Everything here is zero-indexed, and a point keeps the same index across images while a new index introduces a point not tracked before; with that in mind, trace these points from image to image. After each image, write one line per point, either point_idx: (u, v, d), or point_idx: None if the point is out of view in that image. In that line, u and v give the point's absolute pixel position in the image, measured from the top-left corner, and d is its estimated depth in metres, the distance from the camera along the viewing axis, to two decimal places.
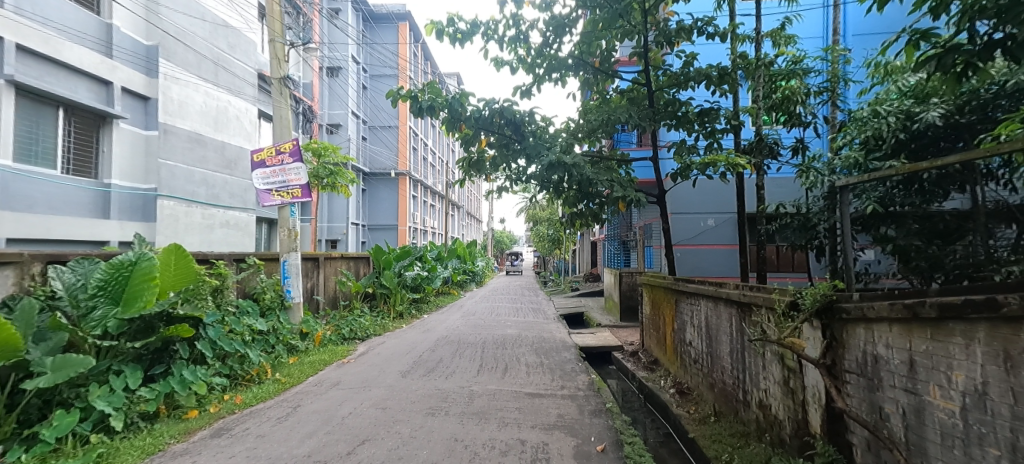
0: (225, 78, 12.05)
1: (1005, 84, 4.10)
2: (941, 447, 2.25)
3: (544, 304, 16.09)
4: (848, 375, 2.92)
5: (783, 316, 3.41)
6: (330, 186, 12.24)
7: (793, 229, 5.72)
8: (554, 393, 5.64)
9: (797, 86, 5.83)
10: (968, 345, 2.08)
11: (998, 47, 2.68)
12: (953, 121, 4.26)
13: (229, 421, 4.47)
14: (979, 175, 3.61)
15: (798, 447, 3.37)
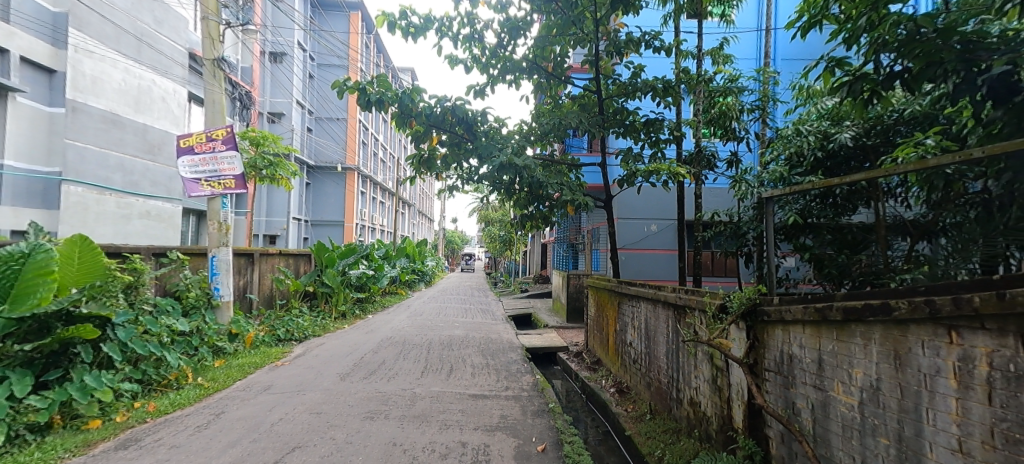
0: (150, 56, 11.04)
1: (903, 113, 4.57)
2: (844, 438, 2.45)
3: (493, 304, 16.09)
4: (767, 373, 3.13)
5: (713, 318, 3.61)
6: (270, 177, 11.54)
7: (727, 237, 6.12)
8: (498, 394, 5.62)
9: (733, 103, 6.13)
10: (866, 345, 2.28)
11: (897, 78, 2.97)
12: (862, 142, 4.72)
13: (139, 431, 4.08)
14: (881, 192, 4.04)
15: (722, 441, 3.58)
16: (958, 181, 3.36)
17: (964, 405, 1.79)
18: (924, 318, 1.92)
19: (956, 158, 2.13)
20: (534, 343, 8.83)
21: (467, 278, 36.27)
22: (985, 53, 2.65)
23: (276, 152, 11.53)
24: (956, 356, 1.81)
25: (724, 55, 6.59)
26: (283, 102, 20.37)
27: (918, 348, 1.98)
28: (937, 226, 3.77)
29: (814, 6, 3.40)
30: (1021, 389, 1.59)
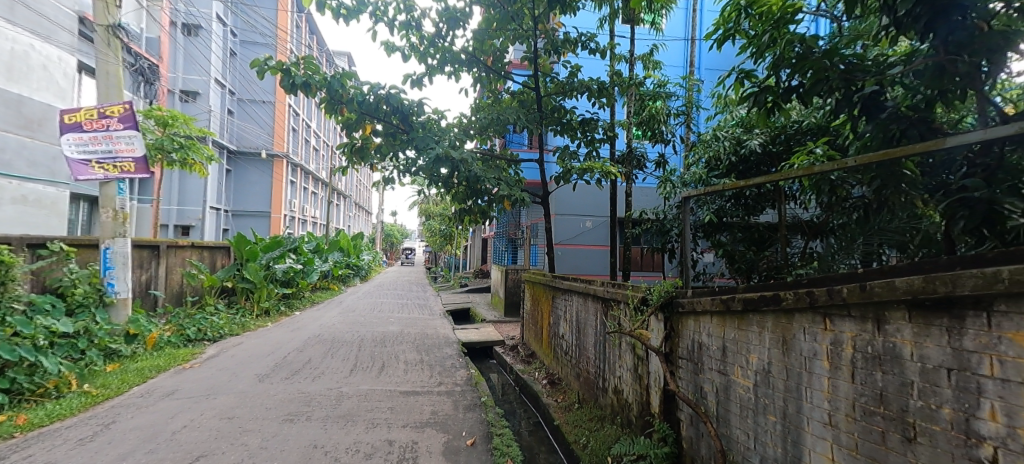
0: (27, 17, 9.59)
1: (802, 123, 5.04)
2: (741, 417, 2.68)
3: (431, 299, 15.79)
4: (680, 361, 3.34)
5: (636, 310, 3.78)
6: (181, 162, 10.39)
7: (654, 233, 6.44)
8: (430, 390, 5.52)
9: (661, 107, 6.48)
10: (761, 332, 2.50)
11: (793, 92, 3.28)
12: (769, 149, 5.16)
13: (3, 449, 3.55)
14: (783, 195, 4.45)
15: (640, 425, 3.78)
16: (842, 186, 3.78)
17: (833, 383, 2.02)
18: (805, 307, 2.14)
19: (837, 165, 2.38)
20: (470, 338, 8.76)
21: (403, 273, 35.30)
22: (860, 73, 2.99)
23: (186, 134, 10.41)
24: (829, 341, 2.04)
25: (654, 61, 6.87)
26: (197, 80, 18.44)
27: (801, 334, 2.21)
28: (828, 227, 4.21)
29: (728, 20, 3.66)
30: (875, 368, 1.82)
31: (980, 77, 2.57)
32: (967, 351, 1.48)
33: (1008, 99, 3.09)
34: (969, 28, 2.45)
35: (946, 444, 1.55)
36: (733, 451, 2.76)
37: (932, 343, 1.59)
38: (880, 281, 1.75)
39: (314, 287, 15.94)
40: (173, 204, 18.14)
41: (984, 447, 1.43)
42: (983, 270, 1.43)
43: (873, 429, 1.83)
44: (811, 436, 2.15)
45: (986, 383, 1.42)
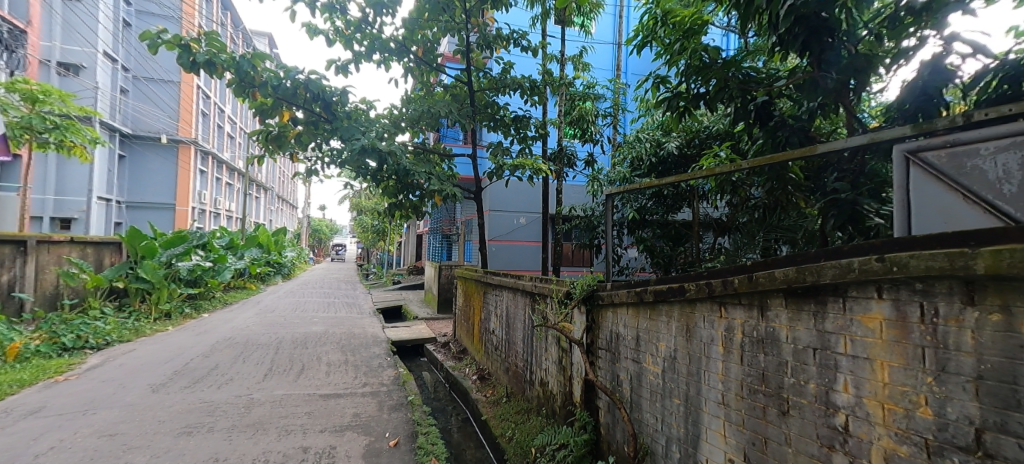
0: None
1: (712, 129, 5.39)
2: (650, 402, 2.83)
3: (361, 297, 15.00)
4: (600, 351, 3.45)
5: (560, 303, 3.87)
6: (57, 144, 8.91)
7: (582, 229, 6.62)
8: (353, 392, 5.24)
9: (590, 108, 6.73)
10: (669, 322, 2.66)
11: (699, 99, 3.53)
12: (685, 152, 5.47)
13: None
14: (695, 194, 4.75)
15: (563, 415, 3.88)
16: (742, 188, 4.11)
17: (726, 366, 2.19)
18: (704, 296, 2.31)
19: (737, 166, 2.57)
20: (399, 336, 8.43)
21: (329, 270, 33.31)
22: (754, 85, 3.27)
23: (62, 112, 8.93)
24: (723, 328, 2.21)
25: (584, 62, 7.00)
26: (80, 52, 15.62)
27: (701, 322, 2.38)
28: (734, 224, 4.56)
29: (647, 28, 3.85)
30: (759, 351, 2.00)
31: (847, 93, 2.92)
32: (828, 333, 1.66)
33: (871, 116, 3.54)
34: (838, 49, 2.79)
35: (810, 415, 1.74)
36: (644, 435, 2.90)
37: (803, 326, 1.77)
38: (763, 272, 1.93)
39: (227, 286, 14.46)
40: (49, 194, 15.54)
41: (839, 416, 1.62)
42: (842, 261, 1.61)
43: (757, 406, 2.00)
44: (707, 415, 2.32)
45: (841, 359, 1.61)
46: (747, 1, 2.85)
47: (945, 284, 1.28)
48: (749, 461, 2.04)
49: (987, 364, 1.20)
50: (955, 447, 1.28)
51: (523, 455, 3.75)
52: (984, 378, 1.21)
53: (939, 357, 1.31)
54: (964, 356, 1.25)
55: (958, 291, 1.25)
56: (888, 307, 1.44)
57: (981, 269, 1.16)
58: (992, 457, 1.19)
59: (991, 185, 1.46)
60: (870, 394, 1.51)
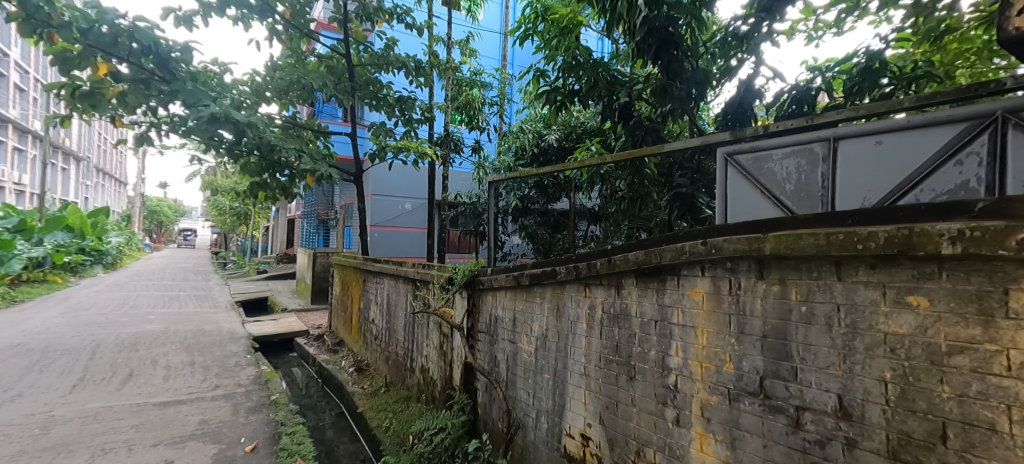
0: None
1: (587, 125, 5.77)
2: (524, 379, 2.99)
3: (217, 289, 13.22)
4: (479, 334, 3.53)
5: (442, 288, 3.89)
6: None
7: (467, 216, 6.60)
8: (200, 396, 4.64)
9: (476, 95, 6.65)
10: (542, 302, 2.82)
11: (574, 95, 3.79)
12: (564, 144, 5.77)
13: None
14: (573, 185, 5.04)
15: (443, 399, 3.91)
16: (610, 180, 4.49)
17: (588, 341, 2.42)
18: (573, 278, 2.51)
19: (603, 159, 2.82)
20: (262, 331, 7.61)
21: (173, 257, 28.62)
22: (619, 86, 3.63)
23: None
24: (587, 305, 2.43)
25: (470, 48, 6.89)
26: None
27: (570, 301, 2.57)
28: (604, 214, 4.94)
29: (529, 21, 3.97)
30: (614, 325, 2.24)
31: (691, 102, 3.34)
32: (666, 306, 1.93)
33: (710, 125, 4.09)
34: (680, 61, 3.18)
35: (651, 378, 2.01)
36: (517, 410, 3.04)
37: (648, 301, 2.03)
38: (620, 255, 2.17)
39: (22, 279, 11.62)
40: None
41: (671, 376, 1.90)
42: (677, 244, 1.88)
43: (611, 373, 2.25)
44: (572, 386, 2.54)
45: (674, 328, 1.88)
46: (611, 8, 3.13)
47: (745, 263, 1.58)
48: (604, 423, 2.29)
49: (769, 325, 1.51)
50: (746, 392, 1.59)
51: (400, 443, 3.71)
52: (767, 336, 1.51)
53: (739, 321, 1.61)
54: (755, 319, 1.55)
55: (753, 268, 1.55)
56: (708, 282, 1.73)
57: (768, 250, 1.46)
58: (769, 398, 1.51)
59: (781, 183, 1.80)
60: (694, 355, 1.79)
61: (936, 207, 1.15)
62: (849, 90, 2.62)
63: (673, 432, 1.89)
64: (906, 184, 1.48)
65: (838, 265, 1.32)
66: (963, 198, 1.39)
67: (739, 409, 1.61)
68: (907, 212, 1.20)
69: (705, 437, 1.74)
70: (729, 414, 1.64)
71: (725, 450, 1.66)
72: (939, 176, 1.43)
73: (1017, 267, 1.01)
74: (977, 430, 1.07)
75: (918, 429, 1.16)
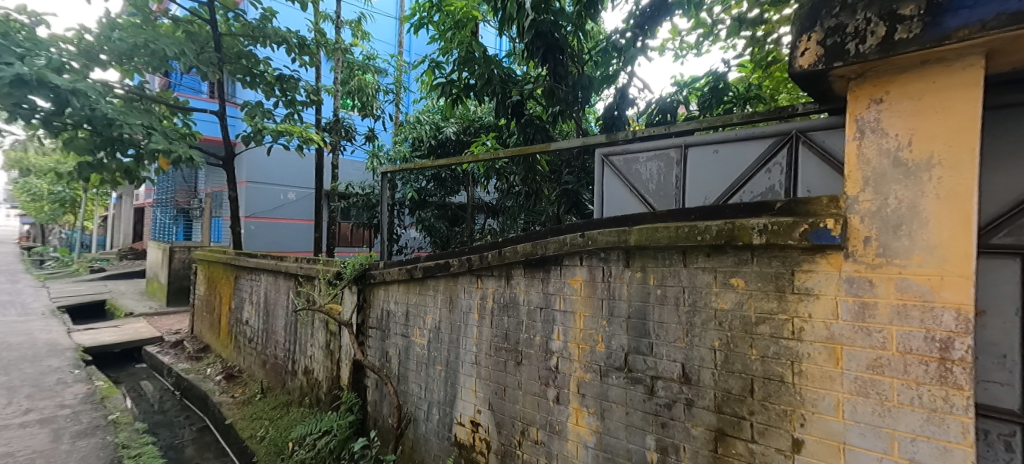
0: None
1: (484, 120, 5.82)
2: (416, 372, 2.96)
3: (34, 293, 10.88)
4: (369, 330, 3.41)
5: (329, 284, 3.68)
6: None
7: (360, 208, 6.22)
8: (6, 424, 3.81)
9: (370, 80, 6.23)
10: (435, 295, 2.82)
11: (469, 89, 3.82)
12: (462, 138, 5.75)
13: None
14: (470, 179, 5.06)
15: (329, 401, 3.71)
16: (506, 175, 4.58)
17: (480, 330, 2.48)
18: (465, 270, 2.56)
19: (496, 155, 2.89)
20: (96, 341, 6.44)
21: None
22: (512, 83, 3.75)
23: None
24: (479, 296, 2.50)
25: (362, 30, 6.49)
26: None
27: (462, 292, 2.61)
28: (501, 207, 5.04)
29: (423, 9, 3.88)
30: (504, 314, 2.34)
31: (576, 105, 3.54)
32: (550, 293, 2.07)
33: (597, 127, 4.38)
34: (565, 66, 3.37)
35: (536, 361, 2.14)
36: (408, 404, 3.01)
37: (534, 290, 2.15)
38: (509, 247, 2.27)
39: None
40: None
41: (553, 358, 2.04)
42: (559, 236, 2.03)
43: (500, 360, 2.35)
44: (463, 376, 2.59)
45: (557, 314, 2.03)
46: (502, 7, 3.21)
47: (613, 253, 1.77)
48: (493, 408, 2.38)
49: (632, 307, 1.71)
50: (614, 368, 1.78)
51: (278, 452, 3.45)
52: (631, 317, 1.71)
53: (610, 305, 1.79)
54: (621, 302, 1.75)
55: (620, 257, 1.74)
56: (585, 271, 1.89)
57: (632, 241, 1.65)
58: (632, 371, 1.71)
59: (646, 182, 2.04)
60: (573, 338, 1.95)
61: (751, 204, 1.39)
62: (702, 104, 3.08)
63: (554, 410, 2.04)
64: (734, 187, 1.78)
65: (684, 254, 1.54)
66: (768, 199, 1.70)
67: (608, 383, 1.80)
68: (733, 210, 1.44)
69: (580, 411, 1.91)
70: (600, 388, 1.83)
71: (596, 421, 1.84)
72: (755, 181, 1.74)
73: (801, 253, 1.27)
74: (773, 383, 1.33)
75: (736, 385, 1.41)
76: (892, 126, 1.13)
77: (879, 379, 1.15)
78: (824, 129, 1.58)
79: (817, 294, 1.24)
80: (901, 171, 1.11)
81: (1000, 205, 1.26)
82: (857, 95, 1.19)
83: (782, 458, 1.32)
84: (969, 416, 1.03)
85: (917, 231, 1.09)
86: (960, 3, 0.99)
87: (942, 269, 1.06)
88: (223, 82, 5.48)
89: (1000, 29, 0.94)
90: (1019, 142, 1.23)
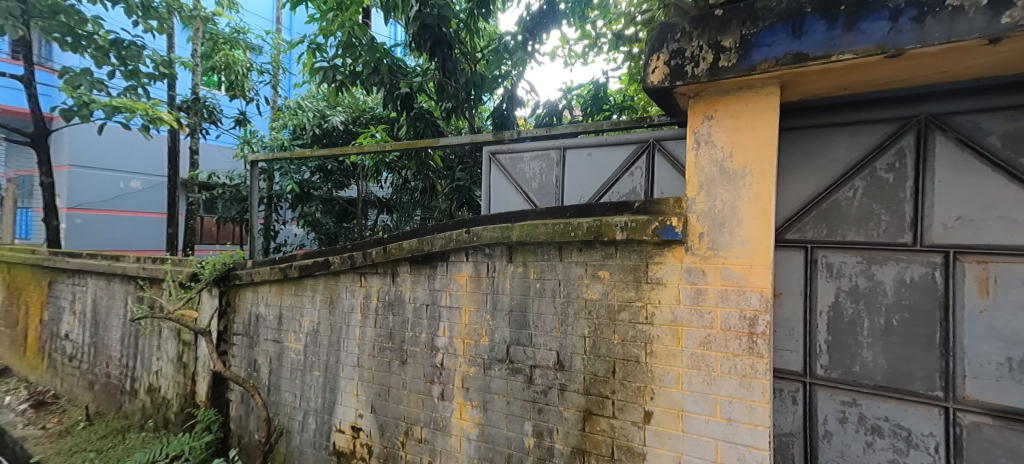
0: None
1: (376, 111, 5.54)
2: (289, 381, 2.73)
3: None
4: (234, 338, 3.05)
5: (181, 287, 3.22)
6: None
7: (226, 200, 5.50)
8: None
9: (240, 57, 5.55)
10: (313, 295, 2.63)
11: (354, 77, 3.62)
12: (350, 128, 5.39)
13: None
14: (362, 172, 4.77)
15: (181, 421, 3.25)
16: (396, 168, 4.40)
17: (363, 331, 2.38)
18: (347, 268, 2.43)
19: (382, 147, 2.77)
20: None
21: None
22: (400, 74, 3.63)
23: None
24: (362, 295, 2.39)
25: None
26: None
27: (344, 292, 2.47)
28: (396, 203, 4.86)
29: None
30: (389, 312, 2.26)
31: (470, 103, 3.58)
32: (436, 290, 2.06)
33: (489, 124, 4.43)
34: (452, 62, 3.40)
35: (421, 360, 2.11)
36: (280, 415, 2.77)
37: (421, 286, 2.12)
38: (394, 244, 2.20)
39: None
40: None
41: (438, 355, 2.04)
42: (445, 232, 2.02)
43: (384, 360, 2.27)
44: (343, 380, 2.46)
45: (442, 310, 2.03)
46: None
47: (495, 249, 1.82)
48: (376, 411, 2.30)
49: (514, 300, 1.78)
50: (496, 360, 1.83)
51: None
52: (513, 310, 1.78)
53: (493, 299, 1.84)
54: (504, 296, 1.81)
55: (504, 253, 1.80)
56: (471, 266, 1.92)
57: (514, 236, 1.71)
58: (512, 362, 1.78)
59: (529, 181, 2.15)
60: (458, 333, 1.97)
61: (615, 203, 1.54)
62: (586, 111, 3.36)
63: (438, 407, 2.04)
64: (604, 187, 1.96)
65: (560, 249, 1.64)
66: (631, 200, 1.88)
67: (491, 375, 1.85)
68: (601, 208, 1.57)
69: (464, 406, 1.94)
70: (483, 381, 1.87)
71: (479, 414, 1.88)
72: (621, 182, 1.92)
73: (653, 247, 1.44)
74: (630, 363, 1.49)
75: (601, 368, 1.55)
76: (720, 139, 1.33)
77: (707, 353, 1.35)
78: (675, 138, 1.79)
79: (664, 283, 1.42)
80: (725, 177, 1.32)
81: (794, 207, 1.54)
82: (694, 111, 1.38)
83: (636, 429, 1.48)
84: (767, 379, 1.27)
85: (736, 228, 1.30)
86: (762, 40, 1.21)
87: (752, 260, 1.28)
88: (30, 36, 4.28)
89: (787, 65, 1.17)
90: (806, 157, 1.53)
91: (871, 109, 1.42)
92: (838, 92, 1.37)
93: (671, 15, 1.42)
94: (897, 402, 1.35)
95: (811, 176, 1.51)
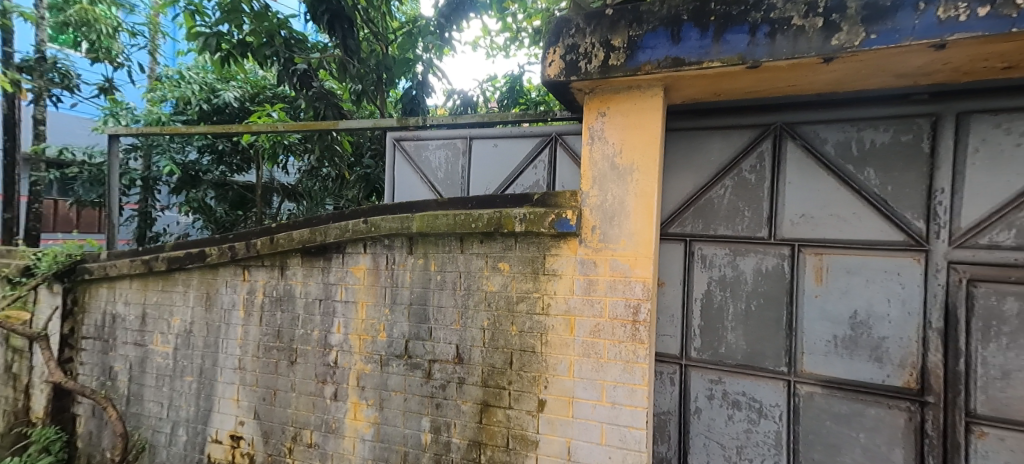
0: None
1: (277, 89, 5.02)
2: (155, 389, 2.38)
3: None
4: (83, 342, 2.59)
5: (8, 284, 2.66)
6: None
7: (82, 183, 4.64)
8: None
9: (104, 12, 4.61)
10: (185, 291, 2.32)
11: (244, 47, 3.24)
12: (246, 106, 4.80)
13: None
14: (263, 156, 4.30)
15: (8, 443, 2.70)
16: (294, 149, 4.05)
17: (245, 330, 2.15)
18: (227, 261, 2.17)
19: (275, 126, 2.51)
20: None
21: None
22: (297, 49, 3.32)
23: None
24: (245, 290, 2.16)
25: None
26: None
27: (223, 287, 2.22)
28: (303, 189, 4.47)
29: None
30: (277, 308, 2.07)
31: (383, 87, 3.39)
32: (331, 284, 1.92)
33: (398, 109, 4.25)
34: (354, 39, 3.18)
35: (313, 359, 1.97)
36: (142, 429, 2.41)
37: (313, 280, 1.96)
38: (283, 234, 2.01)
39: None
40: None
41: (332, 353, 1.91)
42: (341, 222, 1.89)
43: (270, 361, 2.08)
44: (221, 385, 2.21)
45: (337, 304, 1.90)
46: None
47: (395, 240, 1.75)
48: (259, 417, 2.10)
49: (414, 294, 1.72)
50: (394, 356, 1.77)
51: None
52: (412, 304, 1.72)
53: (392, 292, 1.77)
54: (404, 289, 1.74)
55: (404, 245, 1.73)
56: (368, 259, 1.82)
57: (414, 227, 1.66)
58: (411, 357, 1.73)
59: (435, 170, 2.10)
60: (354, 329, 1.86)
61: (515, 196, 1.55)
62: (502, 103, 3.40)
63: (330, 408, 1.92)
64: (509, 179, 1.97)
65: (461, 241, 1.62)
66: (534, 191, 1.90)
67: (388, 372, 1.78)
68: (502, 200, 1.58)
69: (359, 405, 1.84)
70: (380, 378, 1.79)
71: (375, 413, 1.80)
72: (525, 175, 1.95)
73: (550, 239, 1.48)
74: (527, 353, 1.52)
75: (499, 359, 1.56)
76: (611, 136, 1.41)
77: (597, 341, 1.43)
78: (576, 134, 1.86)
79: (560, 274, 1.47)
80: (614, 173, 1.40)
81: (675, 203, 1.68)
82: (589, 107, 1.44)
83: (530, 417, 1.52)
84: (647, 362, 1.37)
85: (623, 222, 1.38)
86: (646, 43, 1.29)
87: (636, 251, 1.37)
88: None
89: (667, 67, 1.26)
90: (686, 158, 1.67)
91: (737, 117, 1.59)
92: (711, 98, 1.51)
93: (569, 10, 1.46)
94: (753, 377, 1.54)
95: (690, 175, 1.66)
